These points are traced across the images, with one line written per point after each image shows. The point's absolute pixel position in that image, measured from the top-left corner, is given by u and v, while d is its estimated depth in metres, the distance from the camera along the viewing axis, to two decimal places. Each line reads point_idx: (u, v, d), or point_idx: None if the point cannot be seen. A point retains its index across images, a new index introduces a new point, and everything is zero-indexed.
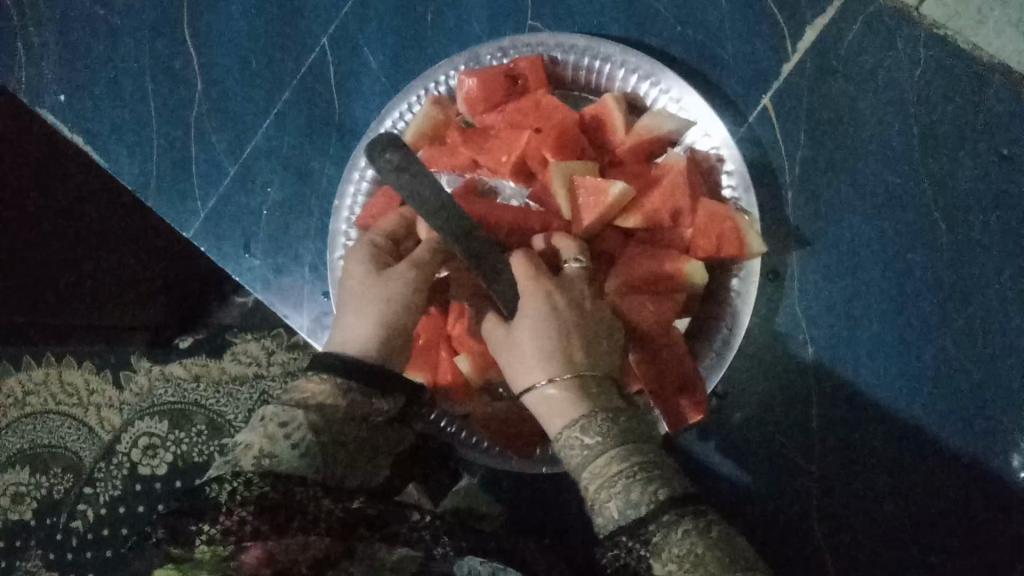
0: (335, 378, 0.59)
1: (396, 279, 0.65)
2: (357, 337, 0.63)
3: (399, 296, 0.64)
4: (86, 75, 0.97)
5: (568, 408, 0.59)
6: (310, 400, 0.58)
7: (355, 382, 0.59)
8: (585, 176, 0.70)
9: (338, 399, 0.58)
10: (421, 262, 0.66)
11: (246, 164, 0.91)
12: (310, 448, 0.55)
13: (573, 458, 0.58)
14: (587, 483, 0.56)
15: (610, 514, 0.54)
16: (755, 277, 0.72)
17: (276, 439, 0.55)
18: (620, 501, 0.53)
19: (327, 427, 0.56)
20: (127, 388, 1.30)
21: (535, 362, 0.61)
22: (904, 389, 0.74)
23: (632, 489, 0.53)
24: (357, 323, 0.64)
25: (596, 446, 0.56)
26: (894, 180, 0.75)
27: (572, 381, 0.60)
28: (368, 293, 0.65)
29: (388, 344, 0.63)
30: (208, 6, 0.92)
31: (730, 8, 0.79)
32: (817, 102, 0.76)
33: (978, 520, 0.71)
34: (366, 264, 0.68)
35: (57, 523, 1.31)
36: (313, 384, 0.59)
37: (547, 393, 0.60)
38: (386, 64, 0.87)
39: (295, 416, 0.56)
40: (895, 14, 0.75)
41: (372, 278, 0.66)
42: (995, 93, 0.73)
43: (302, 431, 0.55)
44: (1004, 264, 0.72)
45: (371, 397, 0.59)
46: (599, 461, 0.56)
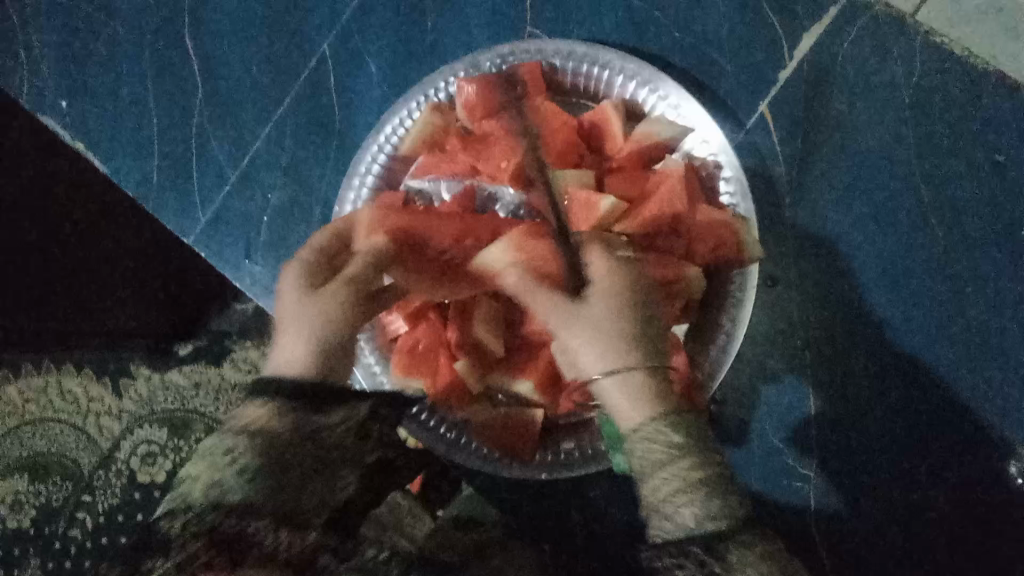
0: (274, 400, 0.52)
1: (329, 297, 0.59)
2: (291, 358, 0.56)
3: (334, 310, 0.59)
4: (87, 82, 0.97)
5: (642, 402, 0.57)
6: (251, 425, 0.51)
7: (297, 404, 0.53)
8: (579, 185, 0.70)
9: (281, 421, 0.52)
10: (354, 274, 0.62)
11: (248, 171, 0.91)
12: (261, 475, 0.49)
13: (649, 455, 0.55)
14: (659, 484, 0.54)
15: (683, 521, 0.53)
16: (752, 283, 0.72)
17: (222, 468, 0.49)
18: (699, 509, 0.52)
19: (273, 450, 0.50)
20: (126, 396, 1.27)
21: (603, 348, 0.59)
22: (902, 394, 0.74)
23: (713, 499, 0.53)
24: (289, 343, 0.57)
25: (682, 446, 0.55)
26: (892, 185, 0.75)
27: (647, 376, 0.58)
28: (297, 311, 0.59)
29: (326, 361, 0.57)
30: (208, 14, 0.93)
31: (728, 13, 0.79)
32: (816, 107, 0.76)
33: (977, 525, 0.72)
34: (295, 283, 0.61)
35: (54, 532, 1.26)
36: (254, 408, 0.52)
37: (620, 382, 0.58)
38: (385, 72, 0.87)
39: (238, 442, 0.50)
40: (893, 20, 0.75)
41: (299, 298, 0.60)
42: (992, 99, 0.73)
43: (247, 456, 0.49)
44: (1001, 270, 0.73)
45: (316, 415, 0.53)
46: (682, 462, 0.54)
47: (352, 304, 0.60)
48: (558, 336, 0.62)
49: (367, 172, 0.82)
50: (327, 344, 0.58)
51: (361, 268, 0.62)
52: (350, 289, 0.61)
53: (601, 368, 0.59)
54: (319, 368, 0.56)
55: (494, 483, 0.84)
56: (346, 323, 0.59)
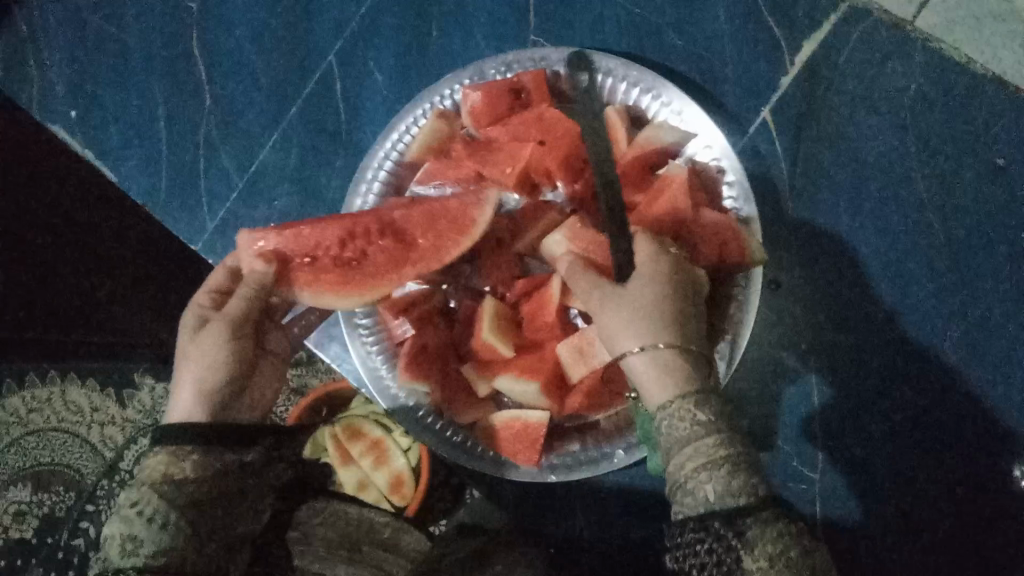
0: (172, 446, 0.57)
1: (212, 342, 0.65)
2: (183, 402, 0.63)
3: (216, 354, 0.65)
4: (97, 91, 0.98)
5: (671, 378, 0.58)
6: (154, 474, 0.56)
7: (194, 448, 0.57)
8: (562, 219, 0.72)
9: (183, 465, 0.56)
10: (233, 314, 0.66)
11: (253, 178, 0.92)
12: (168, 521, 0.54)
13: (674, 430, 0.56)
14: (682, 460, 0.54)
15: (705, 497, 0.52)
16: (757, 287, 0.72)
17: (133, 519, 0.54)
18: (720, 485, 0.52)
19: (179, 494, 0.55)
20: (129, 405, 1.33)
21: (635, 326, 0.61)
22: (906, 397, 0.74)
23: (736, 476, 0.53)
24: (180, 387, 0.64)
25: (708, 423, 0.55)
26: (892, 191, 0.76)
27: (679, 354, 0.59)
28: (186, 353, 0.65)
29: (213, 402, 0.63)
30: (217, 25, 0.94)
31: (729, 22, 0.80)
32: (817, 113, 0.77)
33: (981, 529, 0.71)
34: (187, 325, 0.67)
35: (56, 542, 1.30)
36: (157, 458, 0.57)
37: (655, 358, 0.59)
38: (391, 81, 0.89)
39: (146, 497, 0.55)
40: (891, 27, 0.76)
41: (188, 340, 0.66)
42: (990, 104, 0.74)
43: (152, 504, 0.54)
44: (1001, 274, 0.73)
45: (218, 456, 0.58)
46: (706, 440, 0.54)
47: (233, 344, 0.66)
48: (599, 316, 0.63)
49: (373, 179, 0.83)
50: (213, 386, 0.64)
51: (242, 306, 0.67)
52: (230, 329, 0.66)
53: (636, 345, 0.60)
54: (206, 409, 0.62)
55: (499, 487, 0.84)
56: (227, 363, 0.65)
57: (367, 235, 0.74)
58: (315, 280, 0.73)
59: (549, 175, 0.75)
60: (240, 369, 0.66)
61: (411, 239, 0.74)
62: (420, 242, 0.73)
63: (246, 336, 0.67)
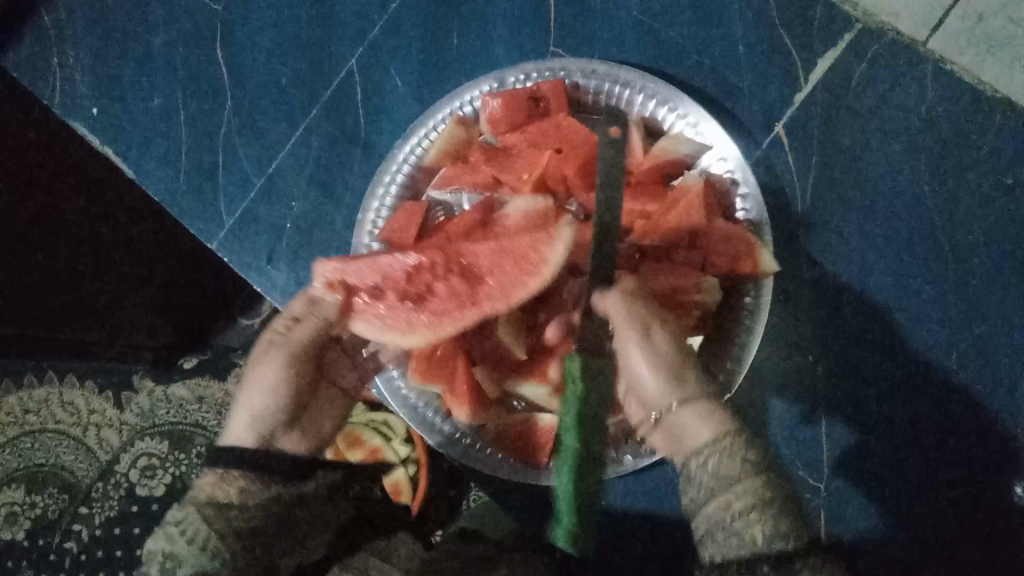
0: (220, 471, 0.64)
1: (277, 373, 0.71)
2: (238, 423, 0.70)
3: (275, 382, 0.71)
4: (120, 91, 1.01)
5: (709, 425, 0.61)
6: (200, 495, 0.62)
7: (240, 474, 0.64)
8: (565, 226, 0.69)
9: (224, 488, 0.63)
10: (296, 343, 0.71)
11: (273, 179, 0.95)
12: (210, 542, 0.59)
13: (723, 468, 0.58)
14: (731, 498, 0.56)
15: (754, 537, 0.54)
16: (768, 298, 0.74)
17: (174, 539, 0.59)
18: (770, 527, 0.55)
19: (222, 517, 0.60)
20: (127, 409, 1.27)
21: (666, 382, 0.63)
22: (909, 409, 0.76)
23: (785, 518, 0.55)
24: (240, 407, 0.71)
25: (754, 464, 0.57)
26: (903, 206, 0.77)
27: (712, 407, 0.62)
28: (254, 375, 0.71)
29: (261, 428, 0.69)
30: (239, 26, 0.96)
31: (746, 36, 0.81)
32: (830, 129, 0.79)
33: (976, 538, 0.74)
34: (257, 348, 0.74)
35: (50, 544, 1.26)
36: (206, 481, 0.64)
37: (686, 413, 0.62)
38: (411, 86, 0.91)
39: (187, 514, 0.60)
40: (904, 48, 0.78)
41: (257, 364, 0.72)
42: (1001, 126, 0.76)
43: (196, 527, 0.59)
44: (1008, 290, 0.75)
45: (258, 488, 0.64)
46: (756, 480, 0.57)
47: (290, 374, 0.71)
48: (625, 364, 0.64)
49: (392, 181, 0.84)
50: (267, 414, 0.70)
51: (310, 338, 0.71)
52: (291, 359, 0.71)
53: (672, 398, 0.62)
54: (255, 434, 0.69)
55: (507, 490, 0.86)
56: (281, 393, 0.70)
57: (434, 268, 0.71)
58: (384, 317, 0.71)
59: (566, 184, 0.75)
60: (298, 400, 0.72)
61: (479, 274, 0.71)
62: (488, 283, 0.70)
63: (304, 365, 0.72)
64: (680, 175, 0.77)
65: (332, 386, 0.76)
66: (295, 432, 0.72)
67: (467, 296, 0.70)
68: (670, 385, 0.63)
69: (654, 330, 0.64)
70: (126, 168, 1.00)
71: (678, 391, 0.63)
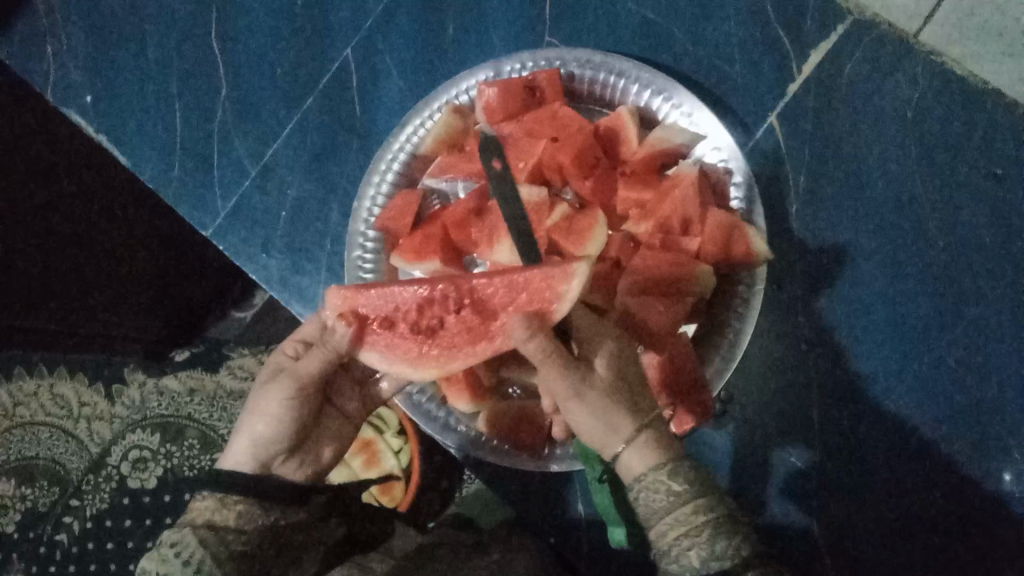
0: (220, 493, 0.63)
1: (279, 400, 0.71)
2: (239, 446, 0.71)
3: (278, 411, 0.70)
4: (115, 79, 1.01)
5: (649, 456, 0.60)
6: (199, 518, 0.61)
7: (241, 498, 0.63)
8: (559, 219, 0.73)
9: (223, 511, 0.62)
10: (304, 375, 0.71)
11: (268, 167, 0.95)
12: (205, 565, 0.58)
13: (653, 501, 0.59)
14: (664, 528, 0.57)
15: (689, 563, 0.55)
16: (761, 286, 0.74)
17: (168, 560, 0.58)
18: (703, 551, 0.55)
19: (219, 540, 0.60)
20: (118, 401, 1.27)
21: (610, 429, 0.61)
22: (902, 396, 0.76)
23: (718, 541, 0.55)
24: (243, 431, 0.71)
25: (682, 493, 0.57)
26: (893, 196, 0.78)
27: (649, 439, 0.61)
28: (258, 399, 0.72)
29: (261, 455, 0.70)
30: (236, 18, 0.97)
31: (739, 28, 0.82)
32: (822, 119, 0.80)
33: (971, 526, 0.74)
34: (266, 372, 0.74)
35: (41, 536, 1.26)
36: (201, 502, 0.63)
37: (627, 456, 0.61)
38: (406, 76, 0.91)
39: (183, 536, 0.59)
40: (895, 39, 0.79)
41: (265, 388, 0.72)
42: (991, 117, 0.77)
43: (192, 549, 0.58)
44: (1000, 279, 0.75)
45: (259, 513, 0.63)
46: (684, 509, 0.57)
47: (293, 404, 0.71)
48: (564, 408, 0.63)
49: (388, 169, 0.84)
50: (268, 441, 0.71)
51: (316, 368, 0.70)
52: (296, 389, 0.71)
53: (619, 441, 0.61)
54: (253, 462, 0.70)
55: (501, 478, 0.86)
56: (282, 424, 0.70)
57: (444, 301, 0.67)
58: (390, 346, 0.68)
59: (560, 172, 0.76)
60: (302, 425, 0.72)
61: (491, 313, 0.65)
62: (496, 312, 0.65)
63: (310, 395, 0.72)
64: (675, 165, 0.77)
65: (336, 415, 0.77)
66: (295, 458, 0.73)
67: (461, 343, 0.66)
68: (611, 429, 0.61)
69: (586, 377, 0.62)
70: (119, 156, 1.00)
71: (624, 429, 0.61)
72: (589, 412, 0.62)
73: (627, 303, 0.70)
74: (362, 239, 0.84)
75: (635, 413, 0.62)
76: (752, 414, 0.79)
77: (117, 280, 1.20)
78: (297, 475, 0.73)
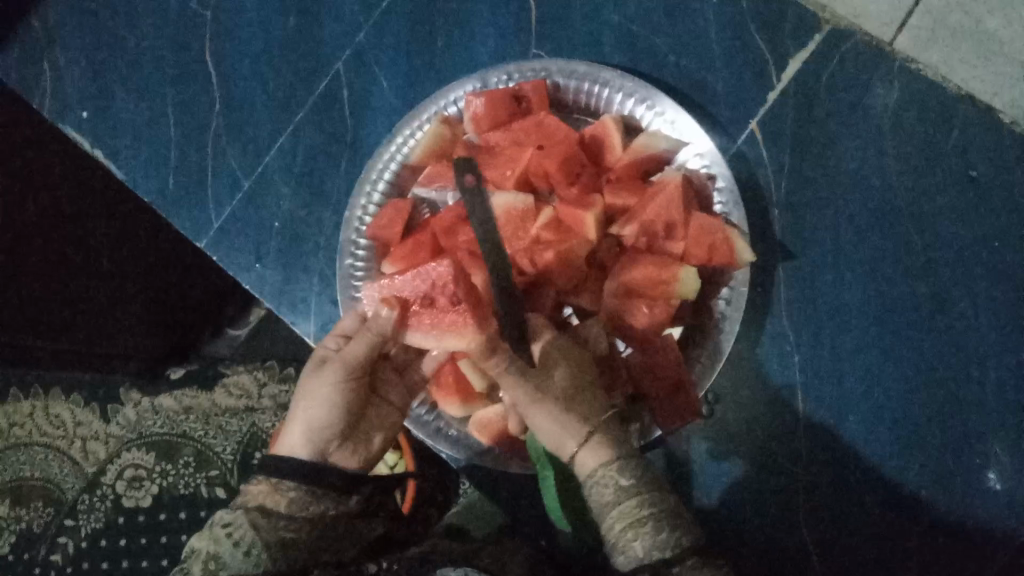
0: (274, 479, 0.67)
1: (327, 383, 0.74)
2: (294, 433, 0.73)
3: (329, 393, 0.74)
4: (110, 98, 1.04)
5: (603, 453, 0.66)
6: (253, 500, 0.66)
7: (293, 485, 0.67)
8: (541, 219, 0.73)
9: (276, 497, 0.66)
10: (351, 359, 0.74)
11: (260, 180, 0.97)
12: (254, 547, 0.61)
13: (602, 495, 0.64)
14: (612, 521, 0.62)
15: (635, 552, 0.60)
16: (745, 288, 0.75)
17: (220, 540, 0.62)
18: (648, 541, 0.59)
19: (270, 525, 0.63)
20: (113, 421, 1.28)
21: (565, 434, 0.68)
22: (887, 395, 0.78)
23: (661, 531, 0.60)
24: (296, 417, 0.74)
25: (628, 488, 0.63)
26: (873, 199, 0.80)
27: (602, 442, 0.67)
28: (311, 387, 0.75)
29: (317, 440, 0.73)
30: (229, 35, 1.00)
31: (718, 37, 0.85)
32: (802, 125, 0.82)
33: (954, 524, 0.75)
34: (312, 364, 0.77)
35: (36, 557, 1.26)
36: (257, 486, 0.67)
37: (579, 459, 0.67)
38: (395, 87, 0.93)
39: (236, 517, 0.64)
40: (871, 47, 0.81)
41: (314, 377, 0.75)
42: (965, 121, 0.79)
43: (244, 531, 0.62)
44: (977, 278, 0.77)
45: (309, 500, 0.67)
46: (629, 502, 0.62)
47: (344, 388, 0.74)
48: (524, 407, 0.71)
49: (378, 178, 0.86)
50: (322, 426, 0.73)
51: (364, 351, 0.74)
52: (347, 374, 0.74)
53: (575, 441, 0.68)
54: (308, 446, 0.72)
55: (494, 483, 0.86)
56: (334, 405, 0.74)
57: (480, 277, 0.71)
58: (432, 324, 0.70)
59: (547, 179, 0.77)
60: (353, 412, 0.75)
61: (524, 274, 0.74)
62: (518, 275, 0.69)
63: (358, 379, 0.75)
64: (658, 172, 0.79)
65: (384, 404, 0.79)
66: (349, 444, 0.75)
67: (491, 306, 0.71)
68: (568, 431, 0.68)
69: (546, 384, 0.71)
70: (115, 172, 1.03)
71: (578, 431, 0.68)
72: (550, 415, 0.70)
73: (616, 303, 0.72)
74: (353, 248, 0.86)
75: (588, 414, 0.69)
76: (737, 415, 0.80)
77: (119, 286, 1.15)
78: (352, 462, 0.75)
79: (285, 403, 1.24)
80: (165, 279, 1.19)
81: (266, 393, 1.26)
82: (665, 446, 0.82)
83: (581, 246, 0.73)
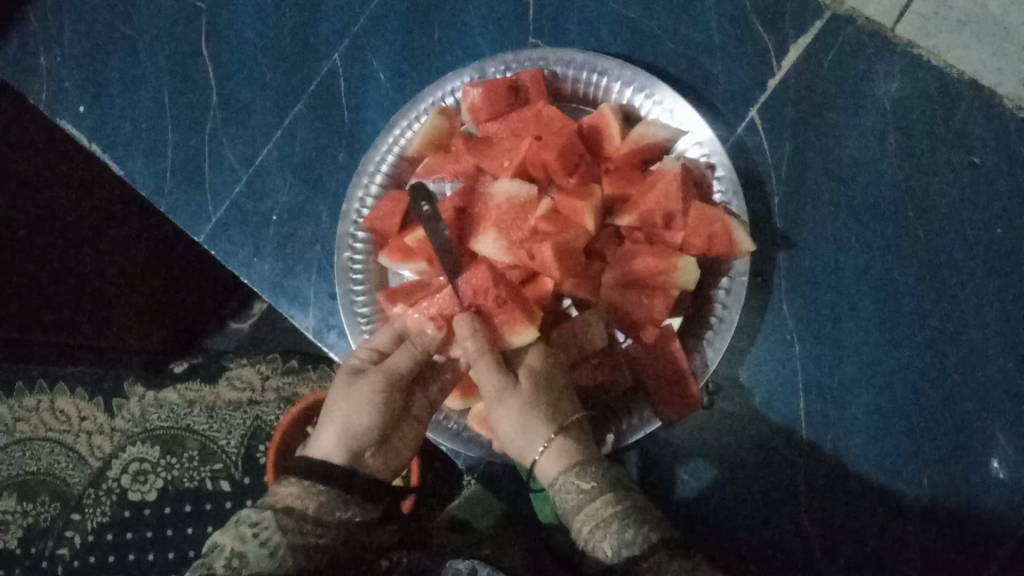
0: (304, 482, 0.67)
1: (364, 389, 0.72)
2: (329, 437, 0.71)
3: (367, 400, 0.71)
4: (107, 93, 1.03)
5: (566, 458, 0.67)
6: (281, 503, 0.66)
7: (324, 488, 0.67)
8: (539, 207, 0.73)
9: (302, 501, 0.66)
10: (393, 369, 0.72)
11: (258, 174, 0.96)
12: (280, 549, 0.62)
13: (566, 501, 0.65)
14: (579, 524, 0.63)
15: (605, 552, 0.61)
16: (745, 277, 0.74)
17: (246, 538, 0.61)
18: (614, 541, 0.60)
19: (297, 529, 0.64)
20: (118, 415, 1.28)
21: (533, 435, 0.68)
22: (889, 385, 0.77)
23: (627, 529, 0.61)
24: (331, 422, 0.72)
25: (590, 490, 0.63)
26: (874, 187, 0.79)
27: (562, 443, 0.68)
28: (347, 393, 0.73)
29: (353, 445, 0.71)
30: (224, 28, 0.99)
31: (717, 25, 0.84)
32: (802, 114, 0.81)
33: (958, 513, 0.74)
34: (345, 373, 0.75)
35: (43, 551, 1.26)
36: (283, 488, 0.68)
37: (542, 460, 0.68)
38: (393, 79, 0.92)
39: (265, 517, 0.63)
40: (871, 34, 0.80)
41: (350, 384, 0.73)
42: (967, 107, 0.78)
43: (270, 532, 0.62)
44: (980, 266, 0.76)
45: (338, 506, 0.67)
46: (592, 504, 0.63)
47: (383, 396, 0.72)
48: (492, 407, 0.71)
49: (376, 170, 0.85)
50: (358, 432, 0.71)
51: (404, 364, 0.73)
52: (387, 383, 0.72)
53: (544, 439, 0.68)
54: (345, 451, 0.70)
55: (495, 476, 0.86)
56: (373, 412, 0.71)
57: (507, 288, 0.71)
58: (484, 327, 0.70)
59: (545, 170, 0.76)
60: (389, 420, 0.72)
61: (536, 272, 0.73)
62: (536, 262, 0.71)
63: (399, 390, 0.73)
64: (658, 161, 0.78)
65: (412, 420, 0.75)
66: (381, 453, 0.73)
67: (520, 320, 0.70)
68: (534, 433, 0.68)
69: (512, 385, 0.69)
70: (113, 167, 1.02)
71: (543, 432, 0.68)
72: (511, 416, 0.69)
73: (615, 298, 0.73)
74: (352, 240, 0.85)
75: (554, 416, 0.69)
76: (738, 406, 0.80)
77: (120, 279, 1.15)
78: (383, 472, 0.72)
79: (288, 397, 1.24)
80: (166, 271, 1.19)
81: (269, 386, 1.26)
82: (666, 438, 0.81)
83: (580, 236, 0.72)
